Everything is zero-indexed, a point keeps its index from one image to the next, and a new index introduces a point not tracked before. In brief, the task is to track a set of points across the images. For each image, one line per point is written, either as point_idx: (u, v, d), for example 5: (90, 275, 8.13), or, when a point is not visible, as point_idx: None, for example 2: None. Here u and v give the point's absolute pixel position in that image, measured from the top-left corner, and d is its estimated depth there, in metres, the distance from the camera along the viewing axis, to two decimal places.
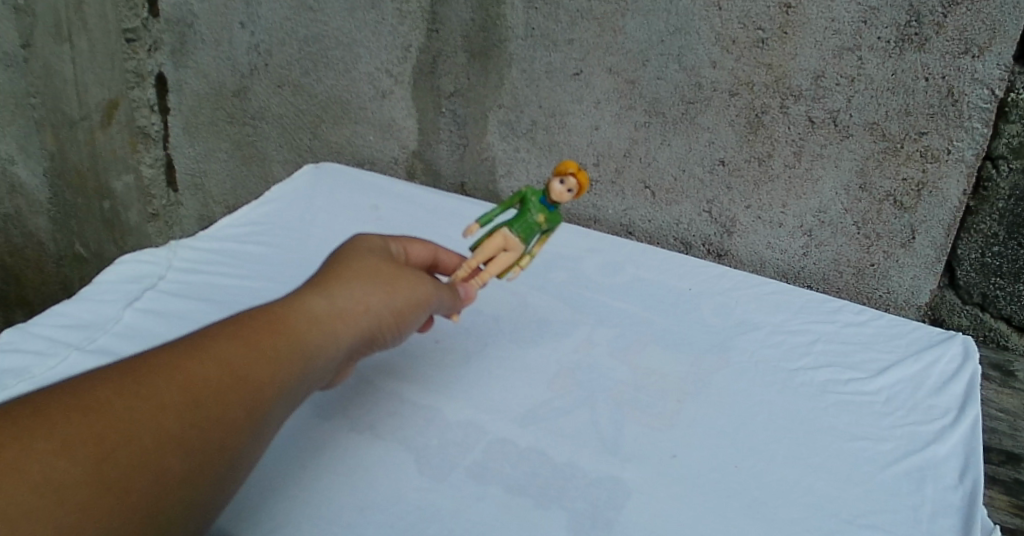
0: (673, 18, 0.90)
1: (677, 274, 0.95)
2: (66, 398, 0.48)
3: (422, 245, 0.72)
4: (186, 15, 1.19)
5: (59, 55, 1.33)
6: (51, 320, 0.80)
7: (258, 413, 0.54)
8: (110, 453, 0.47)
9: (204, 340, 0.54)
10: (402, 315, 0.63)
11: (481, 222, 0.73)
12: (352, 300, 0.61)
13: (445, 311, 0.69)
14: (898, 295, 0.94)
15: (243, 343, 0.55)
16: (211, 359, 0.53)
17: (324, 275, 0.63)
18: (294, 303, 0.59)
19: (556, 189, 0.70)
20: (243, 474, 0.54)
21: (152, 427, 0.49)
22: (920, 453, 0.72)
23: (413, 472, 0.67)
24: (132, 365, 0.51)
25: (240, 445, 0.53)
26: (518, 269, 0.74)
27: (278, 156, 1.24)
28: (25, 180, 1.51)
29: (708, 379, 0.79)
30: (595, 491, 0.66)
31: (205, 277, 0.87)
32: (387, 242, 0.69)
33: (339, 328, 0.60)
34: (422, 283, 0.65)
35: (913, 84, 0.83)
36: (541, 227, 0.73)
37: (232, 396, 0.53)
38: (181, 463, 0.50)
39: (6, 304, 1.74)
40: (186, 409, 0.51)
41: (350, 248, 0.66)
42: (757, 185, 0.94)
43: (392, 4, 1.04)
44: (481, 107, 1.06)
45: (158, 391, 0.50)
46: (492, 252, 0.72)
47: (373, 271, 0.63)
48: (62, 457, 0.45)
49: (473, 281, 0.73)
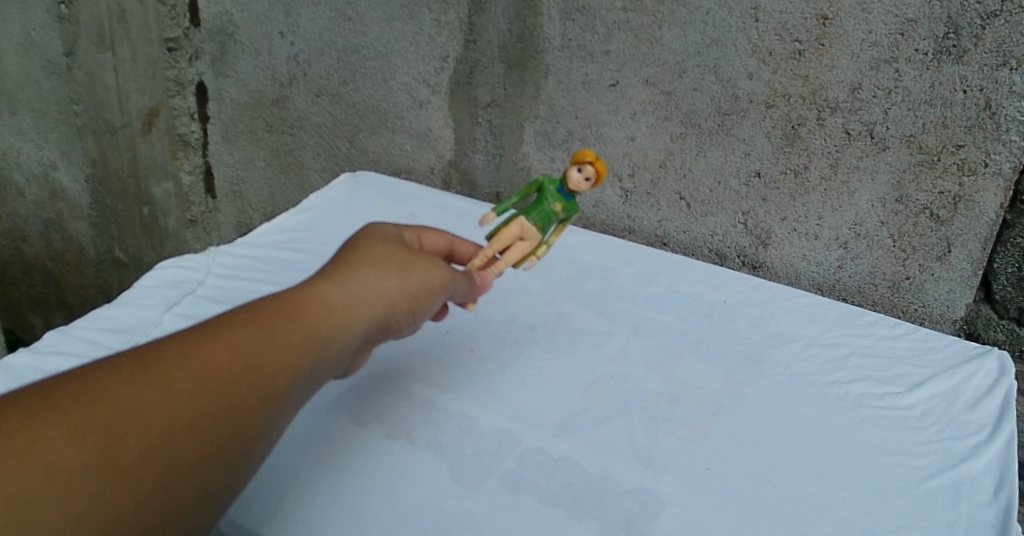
0: (710, 29, 0.90)
1: (712, 285, 0.95)
2: (75, 385, 0.48)
3: (438, 235, 0.72)
4: (227, 25, 1.21)
5: (103, 63, 1.35)
6: (93, 323, 0.82)
7: (273, 401, 0.54)
8: (121, 441, 0.47)
9: (217, 328, 0.55)
10: (418, 300, 0.64)
11: (497, 211, 0.73)
12: (366, 286, 0.62)
13: (460, 299, 0.70)
14: (934, 309, 0.93)
15: (255, 331, 0.55)
16: (223, 347, 0.53)
17: (338, 264, 0.63)
18: (307, 291, 0.60)
19: (574, 177, 0.71)
20: (259, 462, 0.54)
21: (163, 414, 0.49)
22: (955, 469, 0.71)
23: (447, 479, 0.68)
24: (143, 352, 0.52)
25: (255, 433, 0.53)
26: (535, 258, 0.74)
27: (315, 164, 1.26)
28: (67, 186, 1.54)
29: (744, 392, 0.79)
30: (629, 503, 0.66)
31: (244, 283, 0.89)
32: (402, 231, 0.69)
33: (354, 314, 0.60)
34: (437, 268, 0.66)
35: (951, 96, 0.82)
36: (558, 216, 0.74)
37: (246, 382, 0.53)
38: (195, 449, 0.50)
39: (46, 307, 1.78)
40: (199, 396, 0.51)
41: (363, 237, 0.67)
42: (793, 197, 0.94)
43: (430, 15, 1.05)
44: (518, 117, 1.07)
45: (170, 378, 0.51)
46: (508, 240, 0.73)
47: (386, 258, 0.64)
48: (72, 445, 0.45)
49: (490, 270, 0.73)
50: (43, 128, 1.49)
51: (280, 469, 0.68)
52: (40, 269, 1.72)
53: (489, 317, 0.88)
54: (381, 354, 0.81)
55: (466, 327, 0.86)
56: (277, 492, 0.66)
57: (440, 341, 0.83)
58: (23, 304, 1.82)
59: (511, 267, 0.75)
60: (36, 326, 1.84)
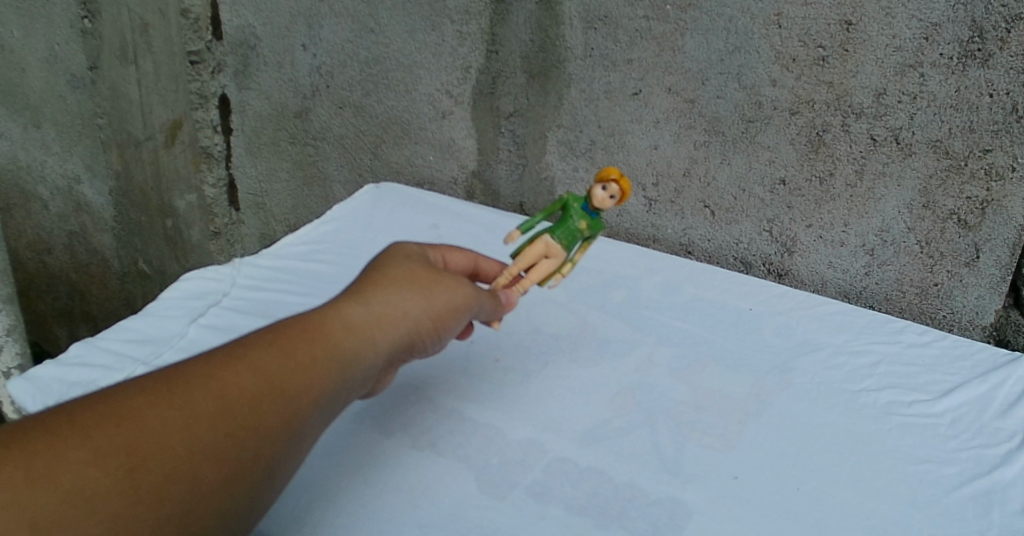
0: (733, 37, 0.90)
1: (736, 294, 0.94)
2: (98, 407, 0.48)
3: (461, 253, 0.72)
4: (249, 38, 1.23)
5: (126, 77, 1.36)
6: (119, 335, 0.82)
7: (296, 422, 0.54)
8: (143, 463, 0.47)
9: (241, 349, 0.55)
10: (441, 319, 0.64)
11: (523, 228, 0.73)
12: (389, 306, 0.62)
13: (485, 316, 0.70)
14: (962, 316, 0.92)
15: (278, 352, 0.55)
16: (246, 368, 0.53)
17: (362, 283, 0.63)
18: (331, 310, 0.60)
19: (598, 195, 0.71)
20: (281, 483, 0.54)
21: (186, 436, 0.49)
22: (986, 477, 0.70)
23: (473, 489, 0.67)
24: (166, 373, 0.51)
25: (277, 455, 0.53)
26: (560, 277, 0.75)
27: (338, 176, 1.26)
28: (91, 199, 1.55)
29: (771, 400, 0.78)
30: (656, 512, 0.66)
31: (268, 294, 0.89)
32: (426, 248, 0.69)
33: (377, 334, 0.60)
34: (460, 287, 0.65)
35: (977, 101, 0.82)
36: (583, 233, 0.74)
37: (269, 404, 0.53)
38: (216, 472, 0.50)
39: (71, 320, 1.80)
40: (222, 418, 0.51)
41: (387, 255, 0.67)
42: (819, 204, 0.93)
43: (452, 26, 1.06)
44: (540, 127, 1.06)
45: (193, 400, 0.50)
46: (534, 258, 0.73)
47: (409, 277, 0.64)
48: (94, 467, 0.45)
49: (515, 287, 0.73)
50: (67, 141, 1.50)
51: (306, 481, 0.68)
52: (65, 281, 1.74)
53: (513, 327, 0.88)
54: (406, 366, 0.81)
55: (490, 337, 0.86)
56: (302, 503, 0.66)
57: (463, 353, 0.83)
58: (49, 316, 1.84)
59: (536, 285, 0.75)
60: (60, 338, 1.86)
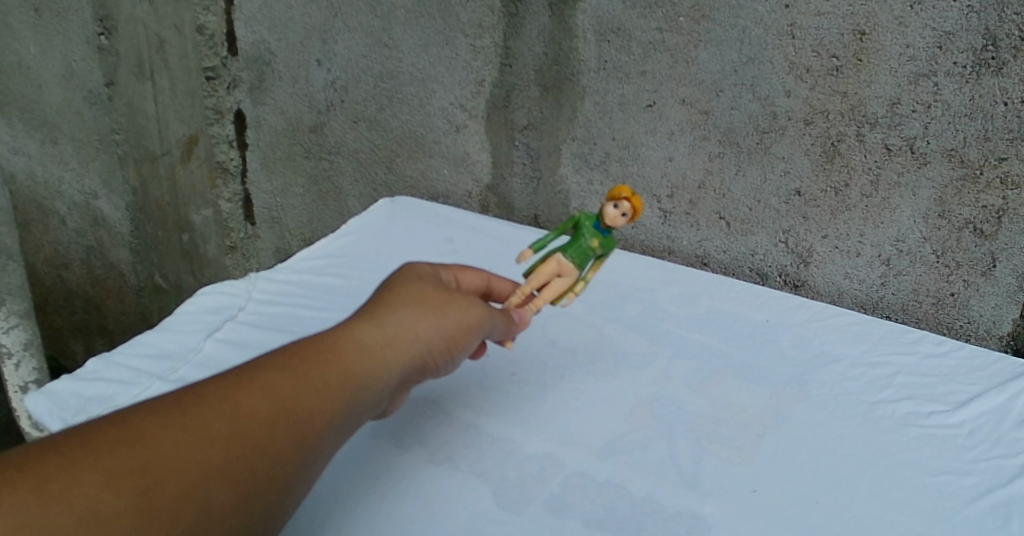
0: (746, 48, 0.90)
1: (753, 305, 0.94)
2: (113, 431, 0.48)
3: (474, 273, 0.72)
4: (265, 54, 1.24)
5: (142, 93, 1.37)
6: (136, 350, 0.83)
7: (309, 443, 0.54)
8: (156, 485, 0.47)
9: (253, 371, 0.55)
10: (454, 339, 0.64)
11: (535, 246, 0.72)
12: (401, 327, 0.62)
13: (499, 335, 0.70)
14: (979, 325, 0.91)
15: (291, 374, 0.55)
16: (260, 390, 0.53)
17: (375, 304, 0.63)
18: (344, 332, 0.60)
19: (610, 212, 0.71)
20: (296, 503, 0.54)
21: (199, 458, 0.49)
22: (1004, 488, 0.70)
23: (490, 503, 0.67)
24: (180, 397, 0.52)
25: (290, 476, 0.53)
26: (573, 295, 0.74)
27: (353, 190, 1.27)
28: (108, 214, 1.57)
29: (789, 412, 0.78)
30: (674, 526, 0.66)
31: (285, 308, 0.89)
32: (438, 269, 0.69)
33: (389, 355, 0.60)
34: (473, 306, 0.65)
35: (992, 109, 0.81)
36: (595, 252, 0.73)
37: (281, 426, 0.53)
38: (229, 494, 0.50)
39: (87, 334, 1.81)
40: (235, 440, 0.51)
41: (400, 275, 0.67)
42: (834, 214, 0.93)
43: (466, 40, 1.06)
44: (555, 139, 1.07)
45: (207, 423, 0.51)
46: (547, 277, 0.72)
47: (422, 297, 0.64)
48: (108, 490, 0.46)
49: (528, 307, 0.73)
50: (84, 157, 1.52)
51: (322, 497, 0.68)
52: (83, 295, 1.75)
53: (529, 341, 0.88)
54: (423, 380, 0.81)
55: (506, 351, 0.86)
56: (319, 518, 0.66)
57: (481, 368, 0.83)
58: (65, 331, 1.85)
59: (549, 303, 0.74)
60: (77, 353, 1.87)
